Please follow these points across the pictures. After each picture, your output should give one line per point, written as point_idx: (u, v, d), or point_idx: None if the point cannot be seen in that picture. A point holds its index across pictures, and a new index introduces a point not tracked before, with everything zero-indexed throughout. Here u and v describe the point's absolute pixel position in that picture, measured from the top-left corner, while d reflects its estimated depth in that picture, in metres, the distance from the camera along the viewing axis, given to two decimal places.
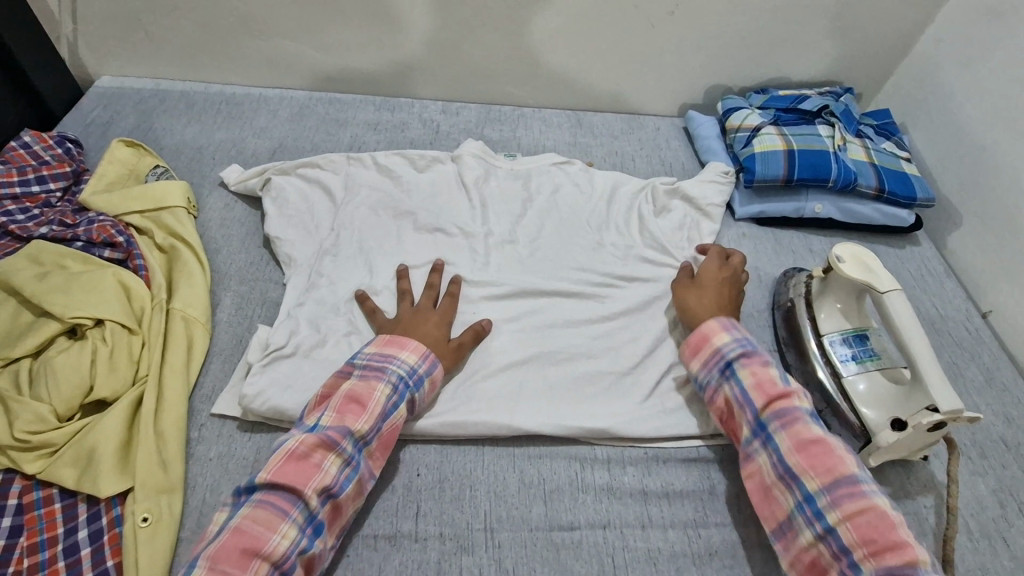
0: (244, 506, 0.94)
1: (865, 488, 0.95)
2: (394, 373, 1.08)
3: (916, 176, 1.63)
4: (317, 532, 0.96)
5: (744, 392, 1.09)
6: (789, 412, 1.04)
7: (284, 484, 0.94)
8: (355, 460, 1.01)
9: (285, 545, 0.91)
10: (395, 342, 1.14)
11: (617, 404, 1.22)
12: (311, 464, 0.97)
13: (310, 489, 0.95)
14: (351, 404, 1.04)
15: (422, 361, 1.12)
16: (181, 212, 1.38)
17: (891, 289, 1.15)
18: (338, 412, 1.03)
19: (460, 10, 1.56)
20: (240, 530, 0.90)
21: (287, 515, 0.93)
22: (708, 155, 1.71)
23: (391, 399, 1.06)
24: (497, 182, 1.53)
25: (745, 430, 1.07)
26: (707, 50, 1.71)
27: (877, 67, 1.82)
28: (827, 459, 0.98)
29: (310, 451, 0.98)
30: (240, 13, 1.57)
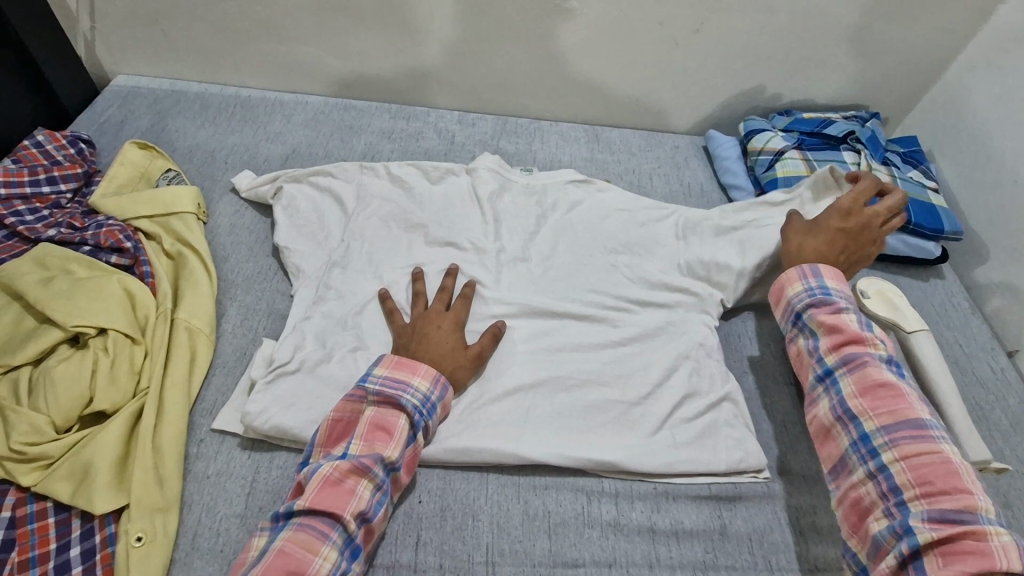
0: (283, 530, 0.89)
1: (976, 511, 0.86)
2: (409, 404, 1.01)
3: (944, 209, 1.52)
4: (355, 555, 0.92)
5: (845, 400, 1.02)
6: (897, 424, 0.96)
7: (323, 509, 0.90)
8: (385, 484, 0.97)
9: (327, 567, 0.87)
10: (407, 365, 1.05)
11: (627, 435, 1.14)
12: (345, 490, 0.93)
13: (349, 512, 0.91)
14: (378, 431, 0.99)
15: (435, 387, 1.05)
16: (189, 217, 1.33)
17: (917, 329, 1.10)
18: (366, 440, 0.98)
19: (480, 22, 1.57)
20: (284, 554, 0.85)
21: (327, 537, 0.89)
22: (726, 177, 1.65)
23: (413, 429, 1.01)
24: (511, 196, 1.47)
25: (845, 440, 1.01)
26: (729, 69, 1.68)
27: (907, 93, 1.76)
28: (936, 478, 0.90)
29: (343, 477, 0.94)
30: (258, 17, 1.58)
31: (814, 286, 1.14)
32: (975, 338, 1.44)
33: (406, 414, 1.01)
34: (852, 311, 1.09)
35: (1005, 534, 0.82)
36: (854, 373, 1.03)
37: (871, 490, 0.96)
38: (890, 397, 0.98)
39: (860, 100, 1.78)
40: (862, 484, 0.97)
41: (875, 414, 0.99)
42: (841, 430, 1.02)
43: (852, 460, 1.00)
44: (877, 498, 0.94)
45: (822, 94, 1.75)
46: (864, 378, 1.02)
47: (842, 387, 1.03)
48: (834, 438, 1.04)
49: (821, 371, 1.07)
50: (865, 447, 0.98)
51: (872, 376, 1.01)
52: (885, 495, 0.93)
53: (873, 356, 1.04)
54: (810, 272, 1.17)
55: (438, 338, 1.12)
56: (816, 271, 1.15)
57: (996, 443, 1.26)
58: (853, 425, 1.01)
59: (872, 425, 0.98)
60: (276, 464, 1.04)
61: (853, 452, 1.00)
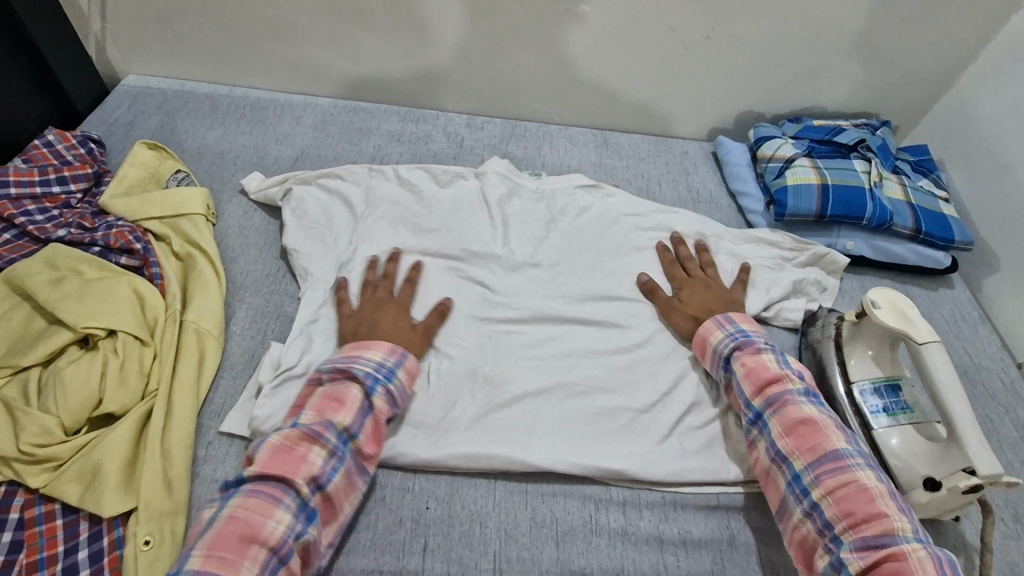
0: (232, 497, 0.90)
1: (896, 534, 0.90)
2: (360, 372, 1.04)
3: (955, 219, 1.52)
4: (311, 519, 0.92)
5: (773, 441, 1.05)
6: (820, 458, 1.00)
7: (273, 474, 0.92)
8: (341, 452, 0.97)
9: (280, 530, 0.88)
10: (363, 344, 1.10)
11: (636, 443, 1.13)
12: (296, 456, 0.94)
13: (300, 478, 0.93)
14: (331, 400, 1.00)
15: (390, 356, 1.08)
16: (199, 219, 1.33)
17: (929, 340, 1.07)
18: (318, 410, 1.00)
19: (491, 26, 1.57)
20: (235, 518, 0.87)
21: (280, 501, 0.90)
22: (736, 183, 1.64)
23: (367, 401, 1.02)
24: (520, 201, 1.47)
25: (781, 481, 1.03)
26: (739, 75, 1.67)
27: (918, 101, 1.75)
28: (857, 507, 0.93)
29: (294, 444, 0.95)
30: (269, 18, 1.59)
31: (731, 331, 1.20)
32: (985, 349, 1.43)
33: (358, 385, 1.03)
34: (769, 350, 1.15)
35: (924, 551, 0.88)
36: (778, 413, 1.07)
37: (810, 529, 0.98)
38: (809, 433, 1.03)
39: (870, 108, 1.77)
40: (802, 524, 0.99)
41: (801, 453, 1.02)
42: (776, 471, 1.05)
43: (790, 501, 1.01)
44: (817, 536, 0.97)
45: (832, 101, 1.75)
46: (786, 417, 1.06)
47: (769, 427, 1.07)
48: (770, 479, 1.06)
49: (751, 414, 1.11)
50: (798, 486, 1.01)
51: (792, 415, 1.05)
52: (823, 532, 0.95)
53: (790, 393, 1.09)
54: (725, 319, 1.23)
55: (389, 322, 1.15)
56: (731, 320, 1.22)
57: (1006, 456, 1.25)
58: (786, 465, 1.03)
59: (800, 464, 1.01)
60: None
61: (790, 492, 1.02)
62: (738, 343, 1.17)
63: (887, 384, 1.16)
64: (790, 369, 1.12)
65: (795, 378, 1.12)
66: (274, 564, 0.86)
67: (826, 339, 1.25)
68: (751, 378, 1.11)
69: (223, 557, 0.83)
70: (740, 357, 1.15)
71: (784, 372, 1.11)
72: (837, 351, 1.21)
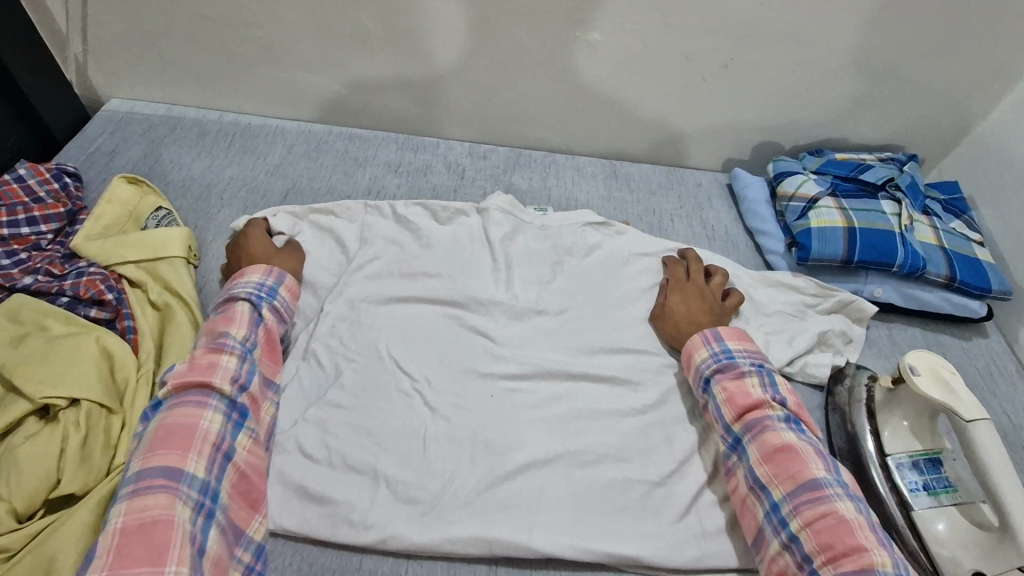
0: (121, 500, 0.85)
1: (876, 568, 0.84)
2: (231, 341, 1.01)
3: (992, 266, 1.42)
4: (243, 416, 0.99)
5: (751, 469, 1.00)
6: (799, 488, 0.94)
7: (164, 457, 0.88)
8: (230, 413, 0.97)
9: (215, 430, 0.93)
10: (224, 313, 1.06)
11: (650, 522, 1.03)
12: (186, 430, 0.91)
13: (219, 379, 0.96)
14: (200, 368, 0.97)
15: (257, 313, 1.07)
16: (179, 263, 1.23)
17: (977, 417, 0.97)
18: (190, 382, 0.96)
19: (495, 52, 1.48)
20: (135, 511, 0.83)
21: (184, 472, 0.88)
22: (754, 221, 1.55)
23: (256, 312, 1.08)
24: (524, 240, 1.37)
25: (759, 511, 0.98)
26: (758, 106, 1.58)
27: (947, 134, 1.65)
28: (835, 541, 0.88)
29: (181, 420, 0.92)
30: (260, 42, 1.49)
31: (716, 349, 1.13)
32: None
33: (228, 352, 1.00)
34: (755, 373, 1.09)
35: None
36: (756, 439, 1.01)
37: (788, 561, 0.92)
38: (788, 462, 0.96)
39: (896, 140, 1.68)
40: (779, 557, 0.94)
41: (780, 481, 0.96)
42: (755, 500, 0.99)
43: (767, 531, 0.96)
44: (796, 570, 0.91)
45: (856, 133, 1.65)
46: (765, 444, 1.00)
47: (748, 455, 1.01)
48: (749, 508, 1.00)
49: (730, 440, 1.05)
50: (775, 516, 0.95)
51: (770, 441, 0.99)
52: (801, 564, 0.90)
53: (770, 418, 1.03)
54: (710, 336, 1.16)
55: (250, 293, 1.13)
56: (718, 336, 1.15)
57: None
58: (764, 494, 0.98)
59: (779, 493, 0.96)
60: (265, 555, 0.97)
61: (767, 523, 0.96)
62: (720, 366, 1.11)
63: (927, 458, 1.07)
64: (773, 393, 1.06)
65: (778, 403, 1.05)
66: (220, 459, 0.93)
67: (859, 403, 1.15)
68: (731, 403, 1.06)
69: (165, 455, 0.88)
70: (720, 380, 1.09)
71: (767, 397, 1.05)
72: (871, 418, 1.12)
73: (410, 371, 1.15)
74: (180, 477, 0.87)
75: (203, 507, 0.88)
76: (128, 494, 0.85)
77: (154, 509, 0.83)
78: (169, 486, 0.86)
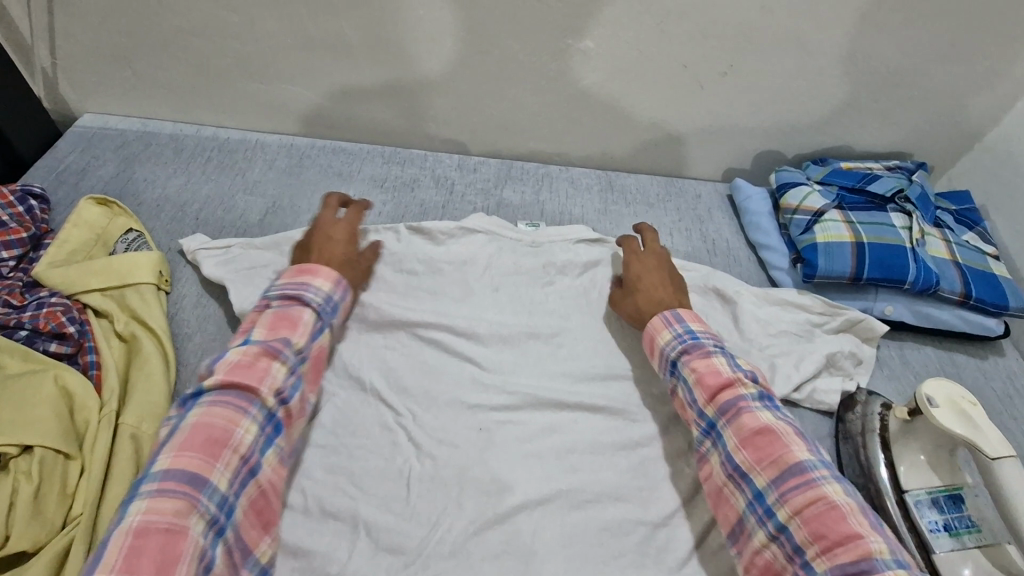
0: (137, 501, 0.75)
1: (873, 556, 0.77)
2: (289, 351, 0.93)
3: (1009, 282, 1.35)
4: (276, 431, 0.90)
5: (729, 454, 0.93)
6: (782, 472, 0.87)
7: (192, 460, 0.78)
8: (265, 423, 0.88)
9: (248, 440, 0.84)
10: (287, 316, 0.97)
11: (650, 568, 0.96)
12: (218, 437, 0.82)
13: (264, 388, 0.88)
14: (249, 371, 0.88)
15: (334, 297, 1.04)
16: (148, 289, 1.16)
17: (1002, 453, 0.90)
18: (228, 384, 0.86)
19: (484, 62, 1.41)
20: (149, 523, 0.73)
21: (213, 478, 0.79)
22: (756, 234, 1.49)
23: (318, 323, 1.00)
24: (513, 258, 1.31)
25: (740, 502, 0.91)
26: (760, 114, 1.51)
27: (958, 141, 1.58)
28: (827, 529, 0.80)
29: (216, 425, 0.82)
30: (236, 54, 1.42)
31: (680, 331, 1.08)
32: None
33: (279, 361, 0.91)
34: (722, 354, 1.03)
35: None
36: (731, 423, 0.94)
37: (776, 553, 0.85)
38: (767, 444, 0.90)
39: (904, 148, 1.60)
40: (766, 548, 0.86)
41: (760, 466, 0.89)
42: (734, 490, 0.92)
43: (750, 522, 0.89)
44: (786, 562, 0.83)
45: (861, 140, 1.58)
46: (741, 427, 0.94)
47: (724, 440, 0.95)
48: (730, 500, 0.93)
49: (704, 424, 0.99)
50: (760, 505, 0.88)
51: (747, 424, 0.92)
52: (791, 558, 0.83)
53: (744, 399, 0.96)
54: (674, 318, 1.10)
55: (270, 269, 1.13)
56: (680, 318, 1.10)
57: None
58: (744, 480, 0.91)
59: (761, 480, 0.89)
60: None
61: (749, 514, 0.89)
62: (687, 348, 1.05)
63: (947, 495, 1.01)
64: (744, 373, 1.00)
65: (750, 383, 0.99)
66: (245, 474, 0.84)
67: (873, 433, 1.08)
68: (703, 385, 0.99)
69: (191, 459, 0.78)
70: (689, 362, 1.03)
71: (737, 375, 0.98)
72: (886, 450, 1.04)
73: (393, 404, 1.08)
74: (202, 487, 0.77)
75: (218, 523, 0.78)
76: (149, 494, 0.75)
77: (167, 518, 0.73)
78: (190, 495, 0.76)
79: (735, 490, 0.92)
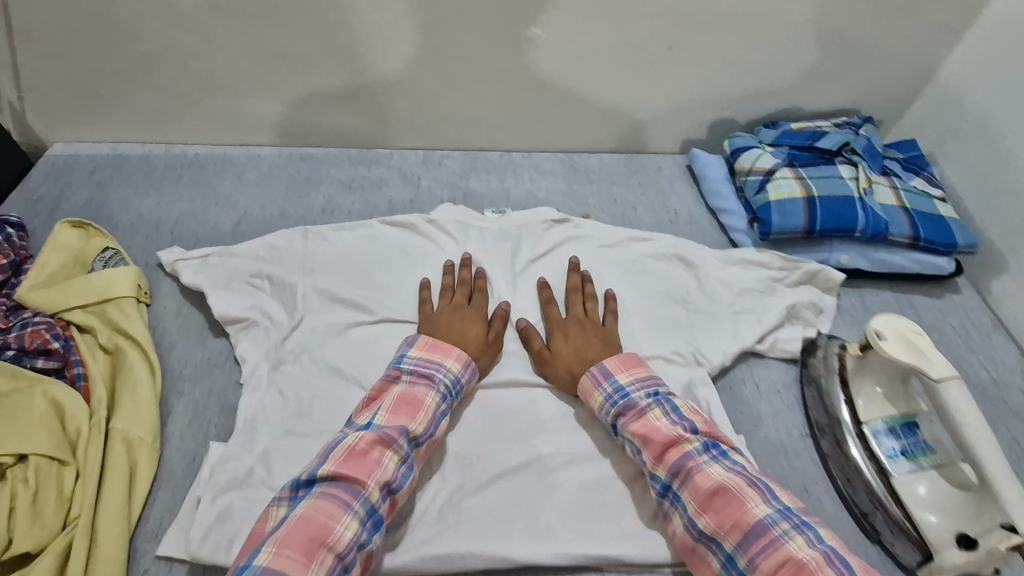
0: None
1: None
2: (405, 441, 0.95)
3: (956, 221, 1.41)
4: (377, 527, 0.89)
5: (692, 520, 0.92)
6: (744, 531, 0.87)
7: (291, 552, 0.80)
8: (370, 518, 0.88)
9: (348, 536, 0.84)
10: (409, 403, 1.00)
11: (627, 519, 1.01)
12: (319, 527, 0.83)
13: (372, 480, 0.90)
14: (354, 461, 0.90)
15: (465, 371, 1.07)
16: (128, 303, 1.20)
17: (947, 377, 0.95)
18: (340, 472, 0.89)
19: (438, 59, 1.46)
20: None
21: (314, 560, 0.80)
22: (715, 200, 1.54)
23: (442, 406, 1.02)
24: (481, 246, 1.33)
25: (715, 562, 0.89)
26: (709, 85, 1.56)
27: (903, 93, 1.64)
28: None
29: (317, 514, 0.84)
30: (197, 72, 1.47)
31: (610, 390, 1.07)
32: (1001, 361, 1.32)
33: (393, 451, 0.93)
34: (655, 405, 1.03)
35: None
36: (686, 485, 0.94)
37: None
38: (724, 506, 0.89)
39: (852, 105, 1.66)
40: None
41: (725, 530, 0.88)
42: (707, 550, 0.91)
43: None
44: None
45: (809, 101, 1.64)
46: (695, 489, 0.93)
47: (683, 502, 0.94)
48: (702, 560, 0.91)
49: (659, 486, 0.97)
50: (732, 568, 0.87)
51: (702, 485, 0.92)
52: None
53: (690, 457, 0.96)
54: (601, 373, 1.09)
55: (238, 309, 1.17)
56: (607, 373, 1.08)
57: None
58: (715, 545, 0.89)
59: (728, 544, 0.88)
60: None
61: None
62: (620, 409, 1.04)
63: (903, 423, 1.06)
64: (683, 423, 1.00)
65: (693, 435, 0.99)
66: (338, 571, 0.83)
67: (832, 374, 1.14)
68: (650, 447, 0.98)
69: (291, 558, 0.79)
70: (629, 425, 1.02)
71: (678, 431, 0.98)
72: (845, 388, 1.10)
73: None
74: None
75: None
76: None
77: None
78: None
79: (708, 554, 0.90)
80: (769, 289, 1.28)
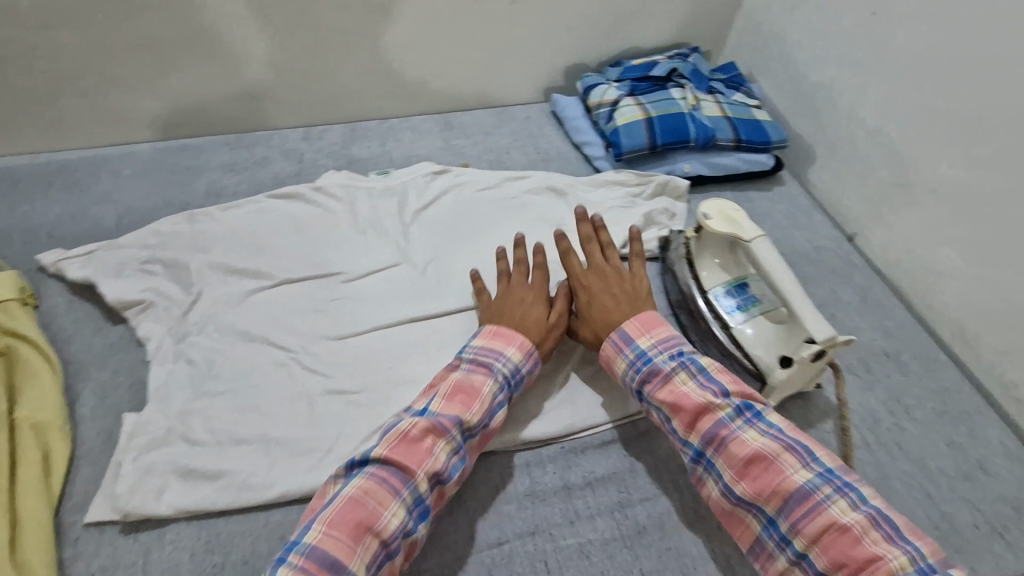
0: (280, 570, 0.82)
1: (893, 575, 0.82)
2: (500, 371, 1.06)
3: (769, 122, 1.67)
4: (424, 516, 0.92)
5: (729, 486, 0.96)
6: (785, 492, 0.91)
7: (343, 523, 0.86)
8: (417, 506, 0.92)
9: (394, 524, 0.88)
10: (502, 335, 1.10)
11: (528, 407, 1.16)
12: (368, 509, 0.87)
13: (422, 470, 0.93)
14: (462, 393, 1.01)
15: (526, 361, 1.09)
16: (14, 304, 1.17)
17: (755, 237, 1.18)
18: (449, 399, 1.01)
19: (296, 34, 1.51)
20: None
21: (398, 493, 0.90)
22: (577, 135, 1.71)
23: (498, 396, 1.04)
24: (368, 203, 1.42)
25: (757, 525, 0.94)
26: (557, 34, 1.72)
27: (721, 23, 1.88)
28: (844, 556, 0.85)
29: (369, 495, 0.89)
30: (46, 73, 1.43)
31: (631, 356, 1.09)
32: (821, 233, 1.58)
33: (474, 410, 1.00)
34: (679, 368, 1.05)
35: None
36: (722, 453, 0.97)
37: None
38: (763, 472, 0.93)
39: (682, 38, 1.88)
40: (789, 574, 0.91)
41: (765, 496, 0.93)
42: (746, 513, 0.95)
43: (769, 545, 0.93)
44: None
45: (645, 39, 1.84)
46: (731, 456, 0.97)
47: (720, 470, 0.97)
48: (740, 521, 0.96)
49: (691, 452, 1.01)
50: (775, 530, 0.92)
51: (737, 454, 0.96)
52: None
53: (724, 424, 0.99)
54: (625, 338, 1.11)
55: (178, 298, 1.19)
56: (628, 339, 1.11)
57: (853, 321, 1.41)
58: (755, 507, 0.94)
59: (771, 508, 0.92)
60: (168, 539, 0.99)
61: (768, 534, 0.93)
62: (645, 375, 1.07)
63: (736, 284, 1.27)
64: (718, 392, 1.02)
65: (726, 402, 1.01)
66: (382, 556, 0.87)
67: (681, 259, 1.34)
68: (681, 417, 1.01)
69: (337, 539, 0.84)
70: (657, 393, 1.05)
71: (710, 399, 1.00)
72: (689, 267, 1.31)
73: (284, 344, 1.18)
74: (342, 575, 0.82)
75: None
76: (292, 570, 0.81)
77: None
78: None
79: (747, 513, 0.95)
80: (628, 204, 1.50)
